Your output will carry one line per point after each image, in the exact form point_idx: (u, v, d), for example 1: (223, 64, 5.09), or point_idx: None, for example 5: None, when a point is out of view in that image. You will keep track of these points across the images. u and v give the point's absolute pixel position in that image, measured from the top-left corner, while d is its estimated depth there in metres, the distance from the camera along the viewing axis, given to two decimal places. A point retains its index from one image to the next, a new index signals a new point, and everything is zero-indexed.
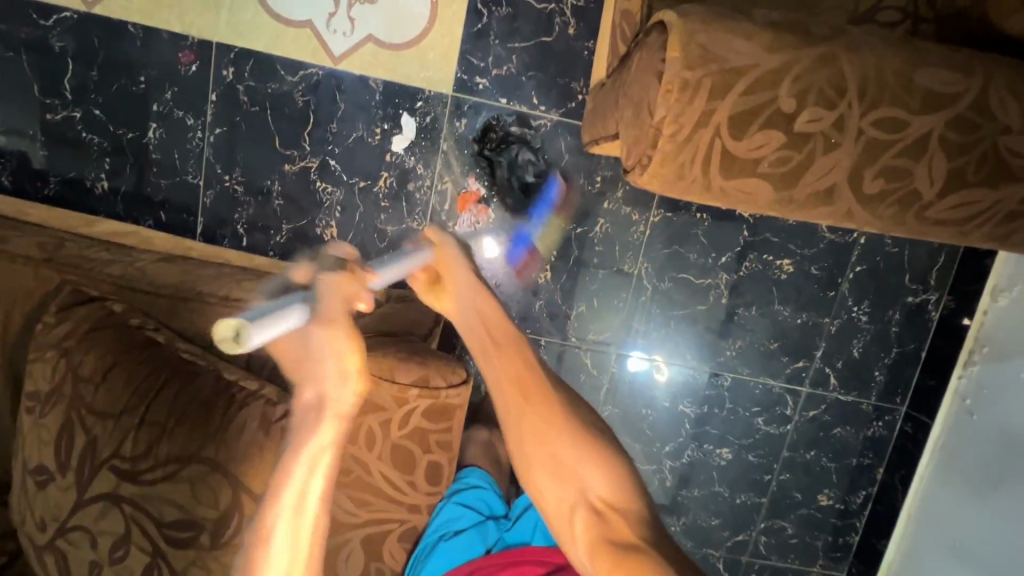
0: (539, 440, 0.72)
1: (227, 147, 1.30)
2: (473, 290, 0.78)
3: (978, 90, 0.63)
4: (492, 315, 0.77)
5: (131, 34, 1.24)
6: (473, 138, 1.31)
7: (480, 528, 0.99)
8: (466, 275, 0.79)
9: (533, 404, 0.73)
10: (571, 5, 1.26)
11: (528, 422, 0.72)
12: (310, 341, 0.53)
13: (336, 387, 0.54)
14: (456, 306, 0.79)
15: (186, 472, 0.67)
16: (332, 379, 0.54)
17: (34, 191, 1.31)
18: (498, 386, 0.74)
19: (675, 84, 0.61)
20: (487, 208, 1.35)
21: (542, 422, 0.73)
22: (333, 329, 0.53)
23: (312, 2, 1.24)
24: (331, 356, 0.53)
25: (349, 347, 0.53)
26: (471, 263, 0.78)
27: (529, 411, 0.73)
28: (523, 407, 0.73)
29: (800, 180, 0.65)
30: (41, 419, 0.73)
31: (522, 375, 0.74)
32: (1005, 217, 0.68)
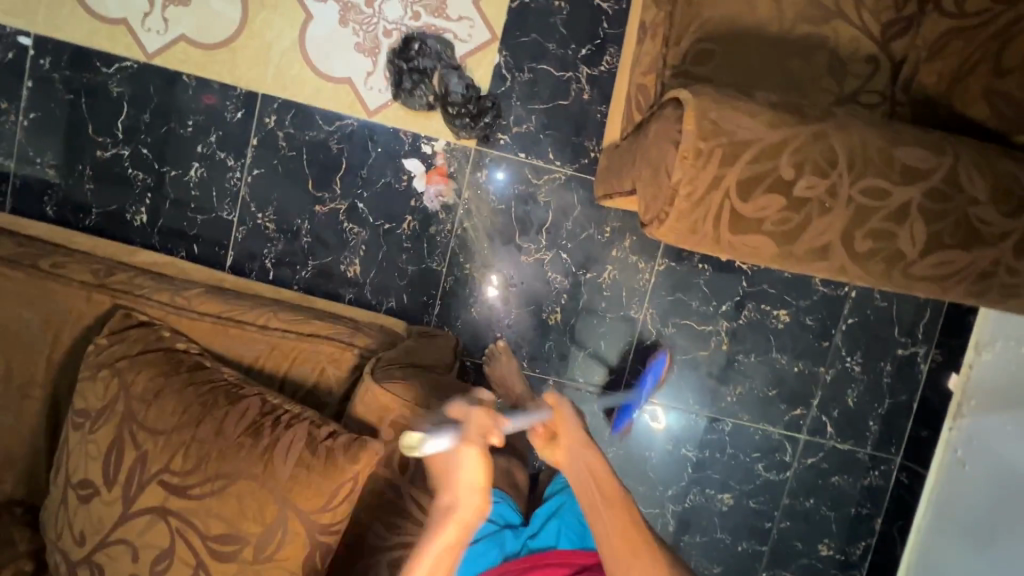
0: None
1: (263, 187, 1.39)
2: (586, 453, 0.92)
3: (949, 166, 0.73)
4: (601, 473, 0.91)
5: (184, 84, 1.36)
6: (393, 50, 1.36)
7: (499, 536, 1.00)
8: (580, 437, 0.94)
9: (636, 552, 0.84)
10: (586, 74, 1.39)
11: (635, 573, 0.83)
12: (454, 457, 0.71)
13: (464, 498, 0.71)
14: (570, 463, 0.93)
15: (233, 488, 0.72)
16: (465, 489, 0.71)
17: (76, 222, 1.38)
18: (607, 538, 0.86)
19: (690, 152, 0.71)
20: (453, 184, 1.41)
21: (646, 569, 0.83)
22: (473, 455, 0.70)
23: (352, 62, 1.37)
24: (465, 470, 0.71)
25: (477, 467, 0.70)
26: (584, 426, 0.94)
27: (634, 560, 0.84)
28: (628, 557, 0.84)
29: (799, 237, 0.74)
30: (89, 435, 0.77)
31: (627, 530, 0.86)
32: (980, 276, 0.76)
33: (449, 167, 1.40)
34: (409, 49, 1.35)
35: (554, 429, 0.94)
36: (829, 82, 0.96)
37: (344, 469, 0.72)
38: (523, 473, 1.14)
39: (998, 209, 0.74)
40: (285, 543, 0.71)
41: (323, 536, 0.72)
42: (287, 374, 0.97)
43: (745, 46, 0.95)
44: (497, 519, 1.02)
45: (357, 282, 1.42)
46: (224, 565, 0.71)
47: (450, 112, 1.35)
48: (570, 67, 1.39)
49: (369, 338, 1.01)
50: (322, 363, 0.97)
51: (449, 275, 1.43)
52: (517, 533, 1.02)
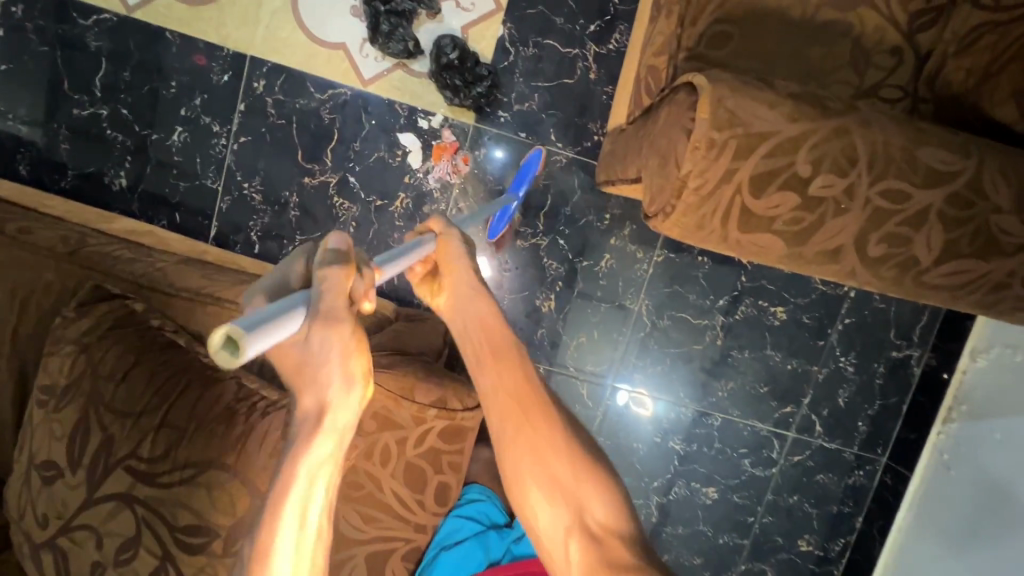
0: (534, 457, 0.73)
1: (249, 156, 1.33)
2: (473, 297, 0.80)
3: (973, 171, 0.69)
4: (493, 325, 0.80)
5: (168, 41, 1.28)
6: None
7: (484, 538, 0.98)
8: (467, 278, 0.82)
9: (528, 416, 0.75)
10: (593, 52, 1.33)
11: (524, 430, 0.74)
12: (313, 342, 0.55)
13: (339, 392, 0.56)
14: (457, 310, 0.81)
15: (205, 476, 0.69)
16: (337, 384, 0.56)
17: (50, 183, 1.31)
18: (494, 397, 0.76)
19: (702, 142, 0.66)
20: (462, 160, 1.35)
21: (535, 434, 0.74)
22: (340, 326, 0.55)
23: (348, 27, 1.29)
24: (337, 360, 0.55)
25: (356, 351, 0.56)
26: (473, 264, 0.81)
27: (524, 426, 0.74)
28: (518, 422, 0.74)
29: (809, 239, 0.70)
30: (53, 414, 0.73)
31: (519, 391, 0.75)
32: (994, 287, 0.73)
33: (457, 144, 1.34)
34: None
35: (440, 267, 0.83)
36: (849, 74, 0.91)
37: None
38: None
39: (1021, 219, 0.70)
40: (258, 536, 0.68)
41: None
42: None
43: (765, 30, 0.90)
44: (483, 521, 1.01)
45: None
46: (193, 557, 0.67)
47: (444, 79, 1.28)
48: (577, 43, 1.32)
49: None
50: None
51: None
52: (501, 536, 1.00)
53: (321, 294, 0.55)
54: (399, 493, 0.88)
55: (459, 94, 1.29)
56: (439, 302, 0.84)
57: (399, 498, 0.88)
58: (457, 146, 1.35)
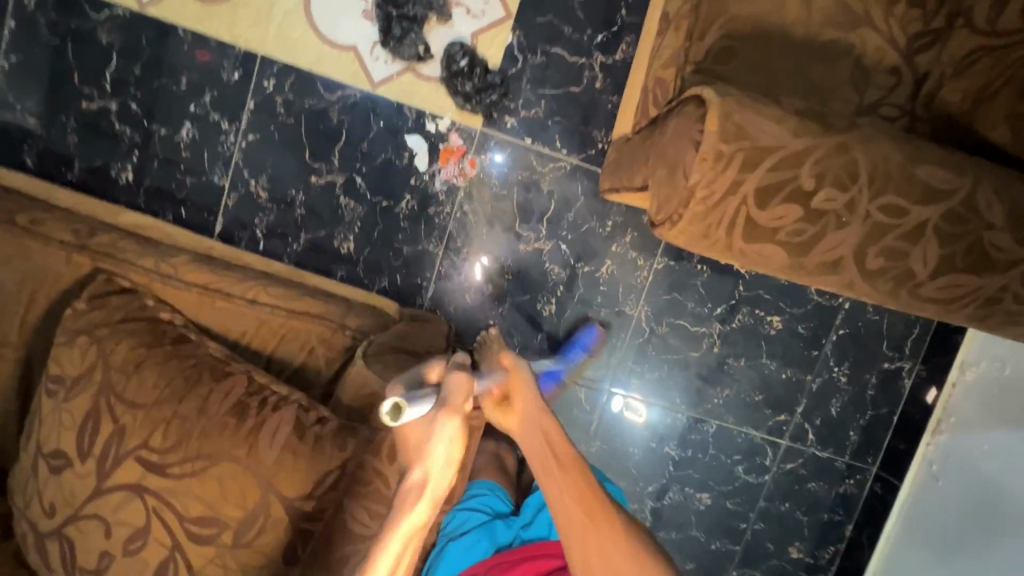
0: (608, 567, 0.78)
1: (257, 154, 1.34)
2: (540, 416, 0.84)
3: (968, 189, 0.72)
4: (559, 442, 0.83)
5: (179, 37, 1.29)
6: None
7: (490, 527, 0.98)
8: (532, 397, 0.85)
9: (603, 532, 0.78)
10: (600, 62, 1.35)
11: (591, 537, 0.78)
12: (429, 427, 0.65)
13: (437, 471, 0.66)
14: (524, 429, 0.84)
15: (215, 469, 0.69)
16: (437, 464, 0.66)
17: (56, 175, 1.32)
18: (566, 512, 0.80)
19: (710, 155, 0.68)
20: (468, 163, 1.37)
21: (608, 547, 0.78)
22: (455, 420, 0.65)
23: (359, 30, 1.31)
24: (437, 442, 0.65)
25: (459, 441, 0.65)
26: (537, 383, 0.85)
27: (597, 539, 0.78)
28: (591, 534, 0.78)
29: (810, 250, 0.73)
30: (63, 405, 0.74)
31: (591, 508, 0.79)
32: (986, 301, 0.75)
33: (464, 147, 1.36)
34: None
35: (507, 389, 0.86)
36: (849, 92, 0.94)
37: (331, 455, 0.72)
38: (510, 464, 1.14)
39: (1013, 236, 0.72)
40: (268, 528, 0.69)
41: (307, 523, 0.71)
42: (274, 352, 0.94)
43: (769, 47, 0.93)
44: (489, 510, 1.01)
45: (350, 259, 1.38)
46: (201, 548, 0.68)
47: (456, 85, 1.32)
48: (584, 53, 1.35)
49: (362, 319, 0.98)
50: (312, 343, 0.94)
51: (444, 258, 1.40)
52: (509, 524, 1.00)
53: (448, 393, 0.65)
54: None
55: (470, 100, 1.33)
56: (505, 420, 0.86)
57: None
58: (464, 150, 1.37)
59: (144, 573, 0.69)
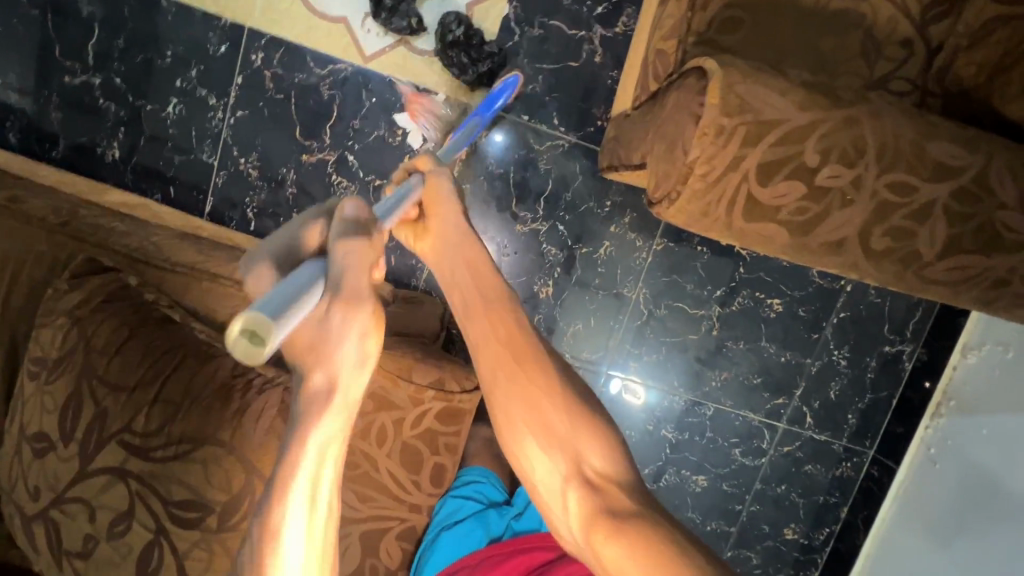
0: (529, 407, 0.68)
1: (246, 131, 1.30)
2: (463, 244, 0.79)
3: (981, 166, 0.68)
4: (483, 272, 0.77)
5: (163, 9, 1.24)
6: None
7: (483, 516, 0.98)
8: (453, 223, 0.80)
9: (525, 367, 0.70)
10: (600, 35, 1.30)
11: (514, 374, 0.69)
12: (331, 322, 0.50)
13: (351, 374, 0.52)
14: (443, 257, 0.79)
15: (199, 453, 0.68)
16: (350, 366, 0.52)
17: (41, 153, 1.29)
18: (483, 344, 0.72)
19: (710, 129, 0.65)
20: (433, 111, 1.30)
21: (529, 385, 0.69)
22: (362, 308, 0.51)
23: (349, 0, 1.26)
24: (351, 340, 0.51)
25: (374, 332, 0.52)
26: (460, 210, 0.80)
27: (520, 375, 0.69)
28: (511, 369, 0.70)
29: (814, 230, 0.70)
30: (45, 387, 0.72)
31: (514, 344, 0.71)
32: (994, 284, 0.73)
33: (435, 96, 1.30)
34: None
35: (425, 211, 0.83)
36: (858, 65, 0.90)
37: None
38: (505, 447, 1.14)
39: None
40: (252, 513, 0.68)
41: None
42: None
43: (776, 18, 0.89)
44: (483, 499, 1.01)
45: None
46: (186, 533, 0.67)
47: (450, 57, 1.26)
48: (584, 25, 1.30)
49: None
50: None
51: None
52: (502, 514, 1.00)
53: (347, 269, 0.51)
54: (395, 476, 0.88)
55: (466, 72, 1.27)
56: (422, 246, 0.83)
57: (394, 480, 0.88)
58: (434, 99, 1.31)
59: (129, 557, 0.68)
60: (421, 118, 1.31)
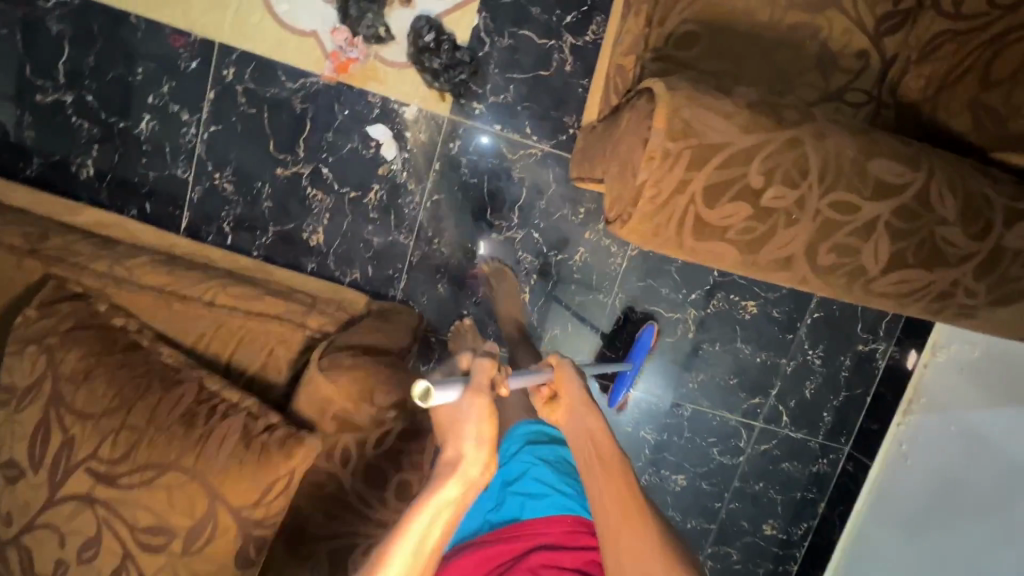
0: None
1: (220, 146, 1.31)
2: (585, 412, 0.82)
3: (921, 183, 0.71)
4: (601, 437, 0.80)
5: (132, 25, 1.24)
6: None
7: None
8: (579, 394, 0.84)
9: (636, 529, 0.71)
10: (570, 44, 1.31)
11: (623, 538, 0.71)
12: (462, 406, 0.63)
13: (472, 451, 0.64)
14: (569, 425, 0.83)
15: (163, 479, 0.70)
16: (470, 443, 0.64)
17: (16, 171, 1.29)
18: (603, 507, 0.75)
19: (657, 153, 0.67)
20: (354, 54, 1.28)
21: (641, 549, 0.70)
22: (481, 398, 0.62)
23: (319, 13, 1.26)
24: (474, 421, 0.63)
25: (487, 419, 0.63)
26: (586, 386, 0.84)
27: (631, 537, 0.71)
28: (625, 532, 0.71)
29: (761, 248, 0.72)
30: (13, 415, 0.74)
31: (631, 510, 0.72)
32: (938, 295, 0.75)
33: (335, 44, 1.27)
34: None
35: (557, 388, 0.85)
36: (815, 77, 0.91)
37: (278, 463, 0.71)
38: None
39: (964, 231, 0.71)
40: (215, 537, 0.70)
41: (256, 530, 0.72)
42: (232, 357, 0.93)
43: (732, 32, 0.90)
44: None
45: (320, 252, 1.37)
46: (154, 556, 0.70)
47: (423, 62, 1.27)
48: (554, 34, 1.30)
49: (323, 318, 0.98)
50: (272, 343, 0.95)
51: (416, 249, 1.38)
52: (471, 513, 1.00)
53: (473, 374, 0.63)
54: (361, 494, 0.89)
55: (438, 78, 1.28)
56: (557, 417, 0.85)
57: (360, 498, 0.89)
58: (337, 46, 1.27)
59: None
60: (350, 48, 1.27)
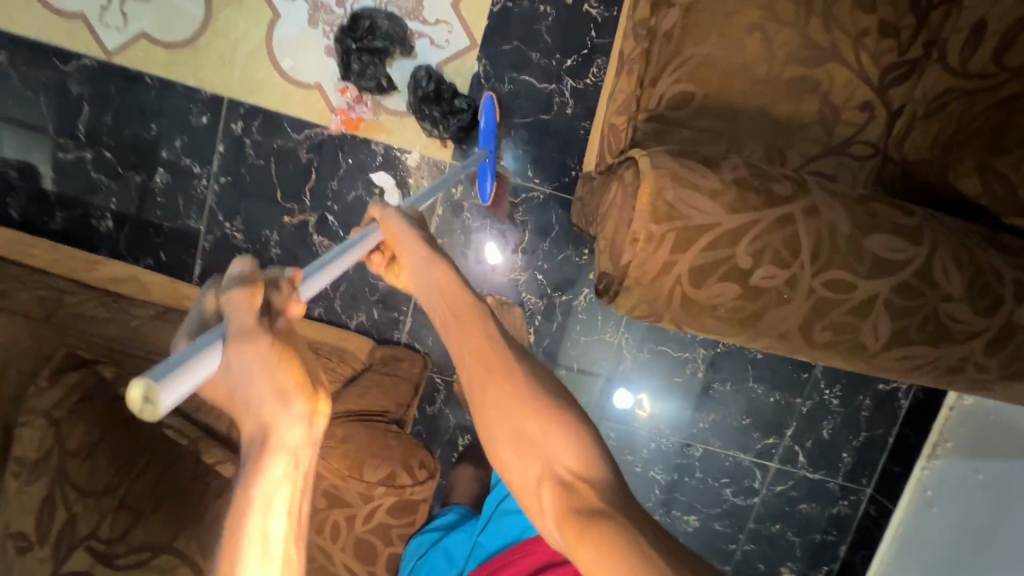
0: (504, 420, 0.56)
1: (230, 196, 1.35)
2: (423, 251, 0.68)
3: (924, 258, 0.68)
4: (448, 282, 0.65)
5: (147, 84, 1.29)
6: (341, 27, 1.26)
7: (444, 545, 0.99)
8: (415, 242, 0.69)
9: (499, 379, 0.57)
10: (570, 87, 1.30)
11: (485, 384, 0.58)
12: (233, 363, 0.46)
13: (280, 412, 0.46)
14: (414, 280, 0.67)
15: (157, 560, 0.76)
16: (278, 408, 0.46)
17: (40, 224, 1.36)
18: (459, 359, 0.61)
19: (641, 235, 0.66)
20: (363, 113, 1.30)
21: (503, 394, 0.57)
22: (257, 339, 0.46)
23: (323, 67, 1.29)
24: (264, 376, 0.46)
25: (275, 355, 0.46)
26: (419, 230, 0.70)
27: (494, 385, 0.57)
28: (483, 381, 0.58)
29: (754, 326, 0.70)
30: (22, 488, 0.77)
31: (485, 354, 0.59)
32: (947, 370, 0.71)
33: (345, 103, 1.30)
34: (359, 30, 1.25)
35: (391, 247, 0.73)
36: (817, 131, 0.88)
37: None
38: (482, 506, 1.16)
39: (971, 307, 0.68)
40: None
41: None
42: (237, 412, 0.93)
43: (729, 88, 0.87)
44: (443, 529, 1.04)
45: None
46: None
47: (423, 111, 1.27)
48: (555, 78, 1.30)
49: None
50: None
51: None
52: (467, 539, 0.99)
53: (234, 314, 0.47)
54: None
55: (438, 125, 1.28)
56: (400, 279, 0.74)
57: None
58: (346, 106, 1.30)
59: None
60: (359, 106, 1.30)
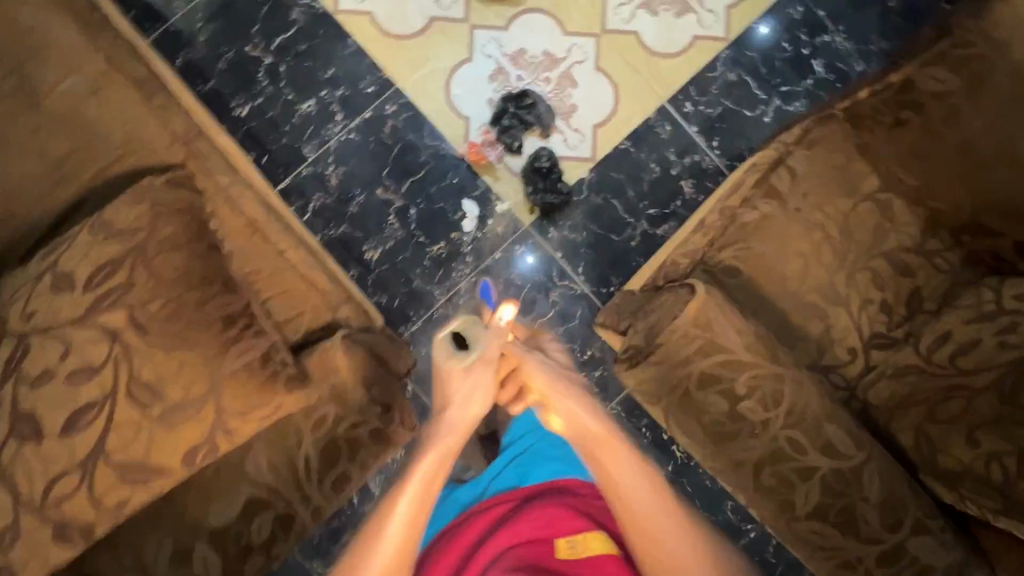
0: (663, 543, 0.90)
1: (349, 150, 1.54)
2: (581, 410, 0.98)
3: (859, 463, 0.87)
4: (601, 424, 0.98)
5: (347, 44, 1.56)
6: (510, 94, 1.56)
7: (454, 496, 1.12)
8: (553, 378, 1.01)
9: (656, 516, 0.91)
10: (643, 228, 1.58)
11: (657, 518, 0.91)
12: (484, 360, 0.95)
13: (450, 417, 0.93)
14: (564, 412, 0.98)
15: (181, 352, 0.84)
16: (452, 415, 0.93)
17: (190, 83, 1.54)
18: (627, 495, 0.92)
19: (682, 330, 0.90)
20: (487, 153, 1.56)
21: (666, 531, 0.91)
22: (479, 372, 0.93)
23: (479, 109, 1.57)
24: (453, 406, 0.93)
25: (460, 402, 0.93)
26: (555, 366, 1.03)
27: (656, 515, 0.91)
28: (654, 517, 0.91)
29: (724, 443, 0.90)
30: (95, 243, 0.85)
31: (655, 491, 0.94)
32: (842, 563, 0.86)
33: (479, 140, 1.56)
34: (522, 102, 1.55)
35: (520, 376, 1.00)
36: (811, 348, 1.13)
37: (278, 394, 0.89)
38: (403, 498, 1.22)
39: (881, 519, 0.85)
40: (196, 418, 0.85)
41: (220, 437, 0.87)
42: (269, 299, 1.05)
43: (763, 284, 1.14)
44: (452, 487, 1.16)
45: (367, 266, 1.53)
46: (134, 407, 0.82)
47: (530, 178, 1.54)
48: (635, 215, 1.58)
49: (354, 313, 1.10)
50: (303, 305, 1.07)
51: (442, 307, 1.53)
52: (476, 488, 1.12)
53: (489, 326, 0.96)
54: (309, 466, 0.97)
55: (536, 194, 1.53)
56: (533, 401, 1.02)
57: (304, 470, 0.97)
58: (479, 142, 1.56)
59: (70, 405, 0.80)
60: (489, 148, 1.56)
